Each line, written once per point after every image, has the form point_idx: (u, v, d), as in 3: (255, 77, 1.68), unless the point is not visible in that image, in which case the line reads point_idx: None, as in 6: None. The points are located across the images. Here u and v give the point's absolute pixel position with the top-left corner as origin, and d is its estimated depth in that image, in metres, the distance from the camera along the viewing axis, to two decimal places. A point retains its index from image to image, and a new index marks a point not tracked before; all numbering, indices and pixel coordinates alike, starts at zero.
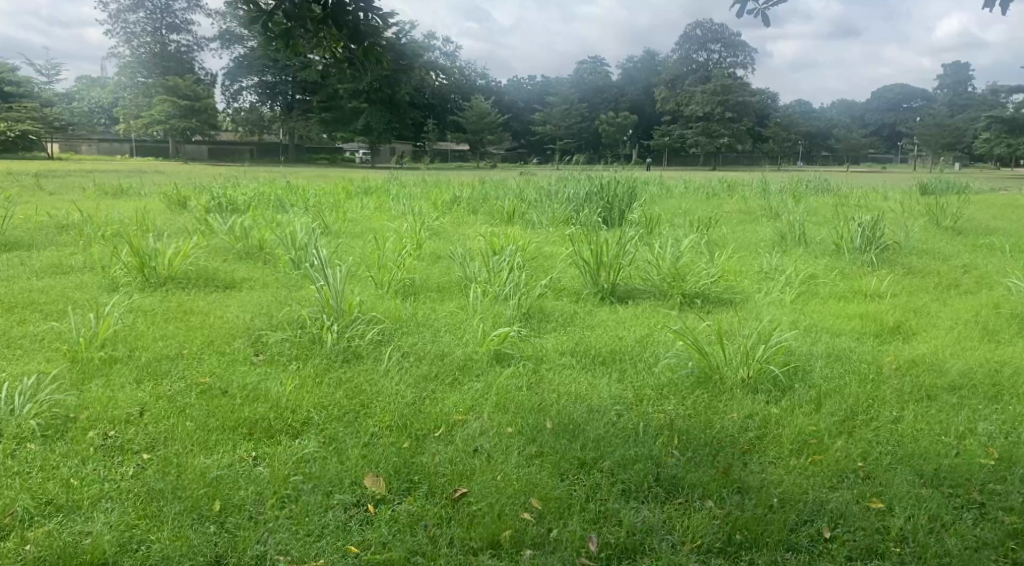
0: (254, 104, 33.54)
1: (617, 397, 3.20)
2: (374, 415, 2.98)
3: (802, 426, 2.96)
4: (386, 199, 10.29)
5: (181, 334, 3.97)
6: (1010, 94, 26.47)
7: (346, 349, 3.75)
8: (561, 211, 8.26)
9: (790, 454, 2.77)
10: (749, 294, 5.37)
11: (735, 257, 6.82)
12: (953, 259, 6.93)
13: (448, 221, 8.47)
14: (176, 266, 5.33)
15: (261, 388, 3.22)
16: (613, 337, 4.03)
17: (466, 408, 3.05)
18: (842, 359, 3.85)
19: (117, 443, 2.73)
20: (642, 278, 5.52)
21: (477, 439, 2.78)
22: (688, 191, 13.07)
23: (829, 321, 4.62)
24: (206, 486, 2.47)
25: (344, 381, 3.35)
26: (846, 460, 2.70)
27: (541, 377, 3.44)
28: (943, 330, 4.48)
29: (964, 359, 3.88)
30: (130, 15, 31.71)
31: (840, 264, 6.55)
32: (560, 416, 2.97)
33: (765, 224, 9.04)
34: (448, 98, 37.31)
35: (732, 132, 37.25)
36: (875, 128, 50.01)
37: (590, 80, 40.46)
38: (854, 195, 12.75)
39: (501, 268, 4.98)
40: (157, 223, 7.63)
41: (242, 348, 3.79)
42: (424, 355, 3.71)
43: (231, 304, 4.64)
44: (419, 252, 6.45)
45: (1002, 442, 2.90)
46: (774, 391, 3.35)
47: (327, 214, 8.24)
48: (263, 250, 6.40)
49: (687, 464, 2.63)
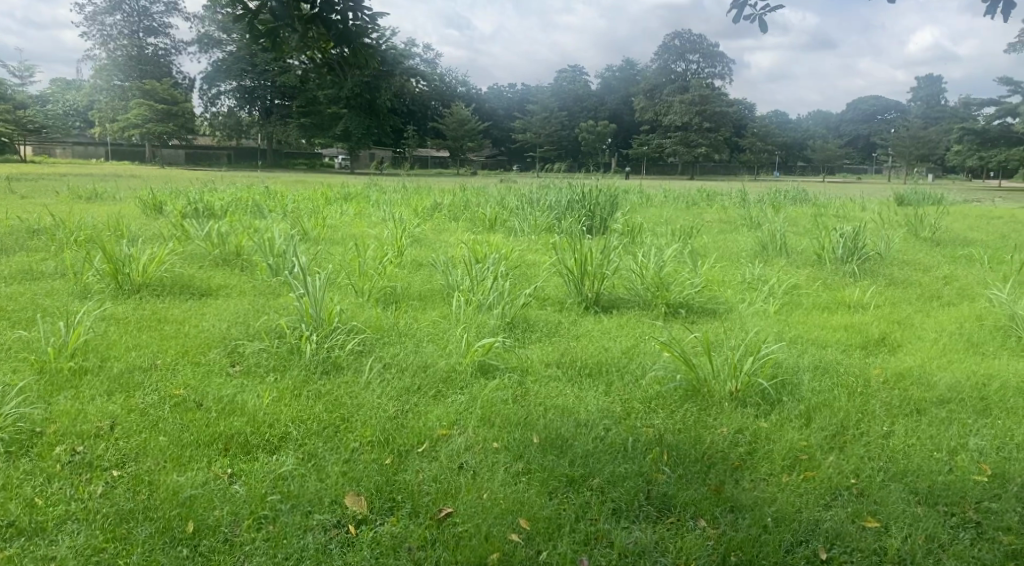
0: (231, 108, 33.29)
1: (605, 411, 3.13)
2: (354, 430, 2.88)
3: (793, 441, 2.90)
4: (366, 205, 10.18)
5: (155, 343, 3.85)
6: (981, 107, 26.85)
7: (326, 359, 3.65)
8: (543, 218, 8.22)
9: (781, 470, 2.71)
10: (734, 303, 5.33)
11: (717, 266, 6.80)
12: (933, 271, 6.96)
13: (429, 228, 8.41)
14: (151, 272, 5.20)
15: (237, 400, 3.11)
16: (598, 348, 3.96)
17: (450, 421, 2.97)
18: (829, 371, 3.81)
19: (85, 459, 2.61)
20: (625, 287, 5.46)
21: (462, 455, 2.70)
22: (668, 200, 13.08)
23: (815, 332, 4.59)
24: (179, 507, 2.36)
25: (323, 394, 3.25)
26: (840, 477, 2.65)
27: (527, 389, 3.37)
28: (928, 342, 4.46)
29: (952, 372, 3.86)
30: (107, 17, 31.35)
31: (822, 275, 6.55)
32: (547, 431, 2.89)
33: (746, 233, 9.05)
34: (428, 104, 37.26)
35: (710, 141, 37.07)
36: (850, 139, 50.65)
37: (570, 88, 40.59)
38: (832, 206, 12.83)
39: (484, 276, 4.91)
40: (132, 228, 7.48)
41: (217, 358, 3.68)
42: (406, 367, 3.62)
43: (207, 313, 4.52)
44: (400, 260, 6.35)
45: (994, 458, 2.86)
46: (763, 404, 3.29)
47: (306, 221, 8.13)
48: (241, 256, 6.28)
49: (678, 482, 2.56)
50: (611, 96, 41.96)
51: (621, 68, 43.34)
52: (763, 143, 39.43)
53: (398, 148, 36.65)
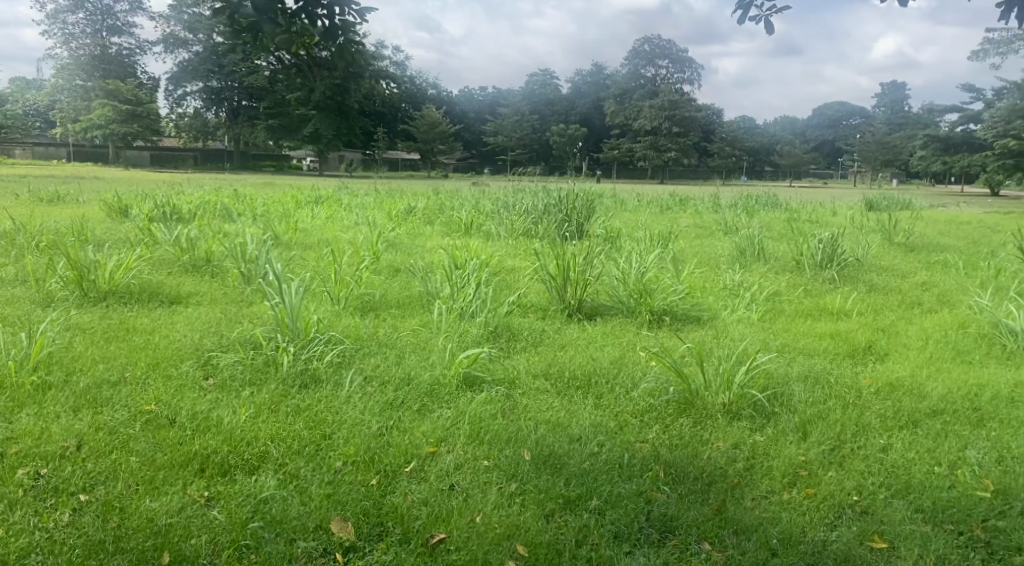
0: (198, 109, 32.79)
1: (598, 425, 3.03)
2: (337, 448, 2.74)
3: (793, 456, 2.82)
4: (337, 208, 9.99)
5: (124, 355, 3.67)
6: (945, 113, 27.34)
7: (303, 372, 3.51)
8: (520, 223, 8.14)
9: (782, 487, 2.63)
10: (717, 311, 5.26)
11: (697, 271, 6.75)
12: (910, 276, 6.97)
13: (404, 232, 8.26)
14: (117, 279, 5.00)
15: (212, 417, 2.96)
16: (586, 358, 3.86)
17: (437, 438, 2.85)
18: (820, 381, 3.75)
19: (50, 484, 2.44)
20: (608, 294, 5.37)
21: (453, 476, 2.58)
22: (642, 205, 13.03)
23: (801, 340, 4.53)
24: (153, 535, 2.21)
25: (302, 409, 3.11)
26: (842, 493, 2.58)
27: (515, 403, 3.25)
28: (914, 351, 4.43)
29: (942, 382, 3.82)
30: (70, 15, 30.67)
31: (802, 281, 6.53)
32: (540, 447, 2.78)
33: (722, 238, 9.05)
34: (399, 107, 37.01)
35: (680, 146, 37.04)
36: (817, 144, 51.37)
37: (541, 91, 40.58)
38: (804, 210, 12.92)
39: (465, 283, 4.77)
40: (96, 232, 7.26)
41: (189, 370, 3.51)
42: (389, 380, 3.48)
43: (178, 322, 4.35)
44: (376, 266, 6.20)
45: (995, 471, 2.81)
46: (757, 417, 3.21)
47: (278, 225, 7.94)
48: (211, 262, 6.08)
49: (678, 501, 2.47)
50: (582, 100, 42.05)
51: (591, 72, 43.51)
52: (731, 148, 39.74)
53: (367, 150, 36.33)
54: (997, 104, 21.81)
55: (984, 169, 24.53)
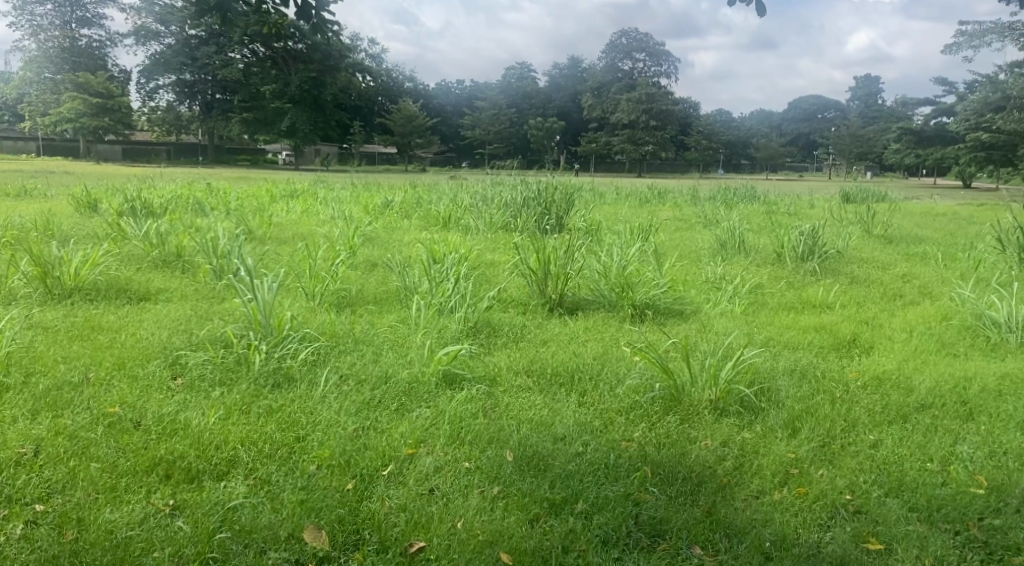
0: (171, 103, 32.29)
1: (583, 423, 2.94)
2: (311, 450, 2.63)
3: (782, 454, 2.75)
4: (313, 202, 9.82)
5: (88, 355, 3.52)
6: (918, 106, 27.59)
7: (276, 371, 3.38)
8: (499, 217, 8.02)
9: (772, 486, 2.56)
10: (700, 304, 5.19)
11: (678, 264, 6.69)
12: (891, 268, 6.94)
13: (381, 226, 8.12)
14: (84, 276, 4.84)
15: (180, 420, 2.82)
16: (568, 354, 3.76)
17: (416, 439, 2.74)
18: (806, 376, 3.69)
19: (4, 494, 2.30)
20: (589, 287, 5.28)
21: (432, 479, 2.48)
22: (620, 198, 12.96)
23: (786, 333, 4.47)
24: (112, 549, 2.08)
25: (274, 410, 2.99)
26: (833, 491, 2.51)
27: (496, 402, 3.14)
28: (899, 344, 4.38)
29: (928, 375, 3.77)
30: (37, 7, 30.02)
31: (783, 273, 6.48)
32: (522, 448, 2.69)
33: (702, 230, 8.99)
34: (375, 100, 36.67)
35: (658, 140, 37.08)
36: (792, 137, 51.63)
37: (518, 85, 40.00)
38: (782, 203, 12.92)
39: (445, 277, 4.66)
40: (64, 227, 7.05)
41: (157, 370, 3.36)
42: (366, 379, 3.36)
43: (146, 319, 4.20)
44: (352, 261, 6.06)
45: (988, 467, 2.75)
46: (745, 413, 3.13)
47: (251, 219, 7.76)
48: (182, 257, 5.91)
49: (667, 503, 2.39)
50: (559, 93, 41.91)
51: (569, 66, 43.46)
52: (708, 141, 39.83)
53: (343, 144, 35.95)
54: (970, 97, 21.98)
55: (957, 162, 24.79)
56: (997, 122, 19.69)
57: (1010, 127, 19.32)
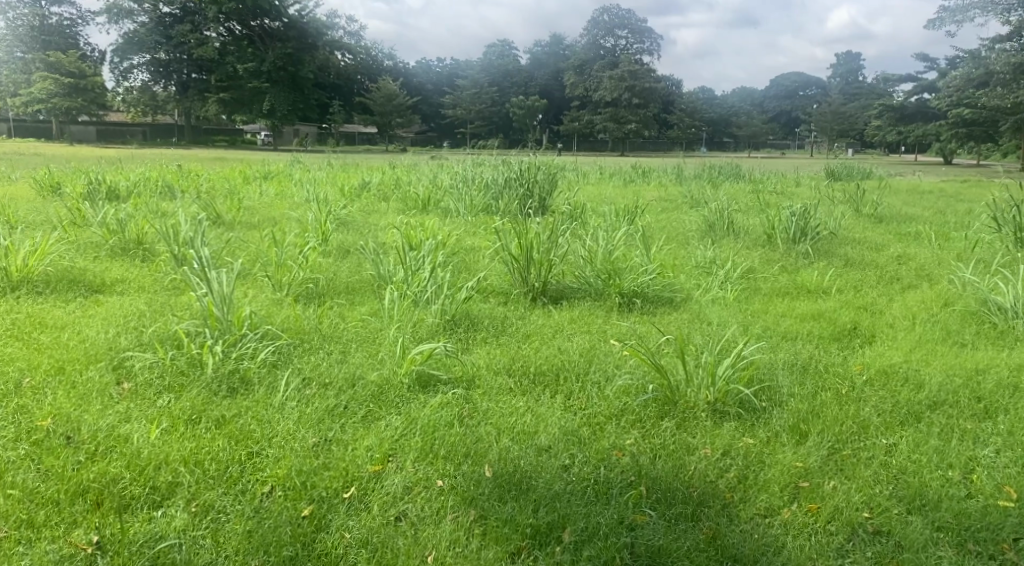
0: (146, 83, 30.77)
1: (570, 430, 2.66)
2: (264, 469, 2.35)
3: (790, 464, 2.49)
4: (287, 184, 9.44)
5: (23, 357, 3.19)
6: (899, 83, 27.44)
7: (231, 374, 3.06)
8: (479, 198, 7.71)
9: (780, 501, 2.31)
10: (690, 291, 4.91)
11: (666, 248, 6.41)
12: (884, 249, 6.70)
13: (357, 209, 7.78)
14: (32, 267, 4.47)
15: (118, 433, 2.51)
16: (552, 351, 3.46)
17: (383, 453, 2.46)
18: (808, 371, 3.42)
19: None
20: (574, 274, 5.00)
21: (400, 503, 2.22)
22: (605, 178, 12.63)
23: (783, 322, 4.20)
24: None
25: (226, 421, 2.68)
26: (850, 507, 2.27)
27: (474, 407, 2.86)
28: (902, 332, 4.13)
29: (937, 367, 3.52)
30: None
31: (775, 256, 6.23)
32: (501, 462, 2.41)
33: (688, 211, 8.71)
34: (354, 79, 36.02)
35: (641, 118, 36.70)
36: (774, 115, 51.34)
37: (500, 62, 38.81)
38: (769, 181, 12.66)
39: (420, 266, 4.35)
40: (20, 213, 6.64)
41: (98, 374, 3.03)
42: (331, 382, 3.05)
43: (96, 315, 3.86)
44: (323, 248, 5.72)
45: (1014, 473, 2.52)
46: (744, 416, 2.86)
47: (221, 203, 7.39)
48: (142, 245, 5.52)
49: (665, 528, 2.15)
50: (541, 71, 41.37)
51: (550, 43, 42.90)
52: (691, 119, 39.53)
53: (323, 124, 35.30)
54: (953, 72, 21.73)
55: (938, 139, 24.69)
56: (979, 99, 19.55)
57: (993, 104, 19.17)
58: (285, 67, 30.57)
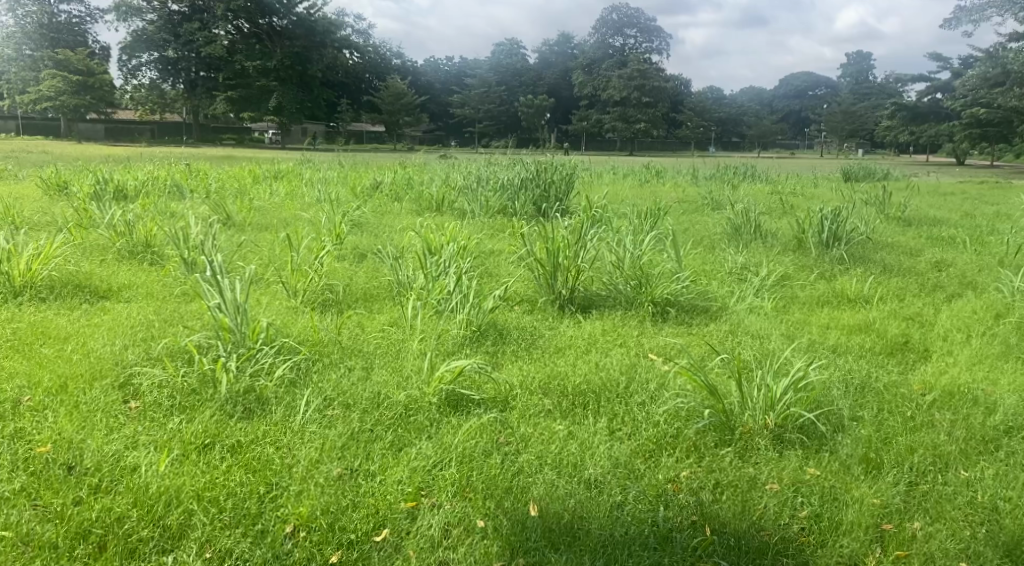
0: (154, 81, 30.55)
1: (620, 460, 2.41)
2: (285, 505, 2.12)
3: (869, 500, 2.25)
4: (297, 183, 9.21)
5: (20, 373, 2.94)
6: (913, 83, 27.08)
7: (246, 393, 2.81)
8: (495, 200, 7.44)
9: (863, 547, 2.09)
10: (726, 300, 4.65)
11: (693, 252, 6.15)
12: (920, 255, 6.42)
13: (370, 209, 7.53)
14: (35, 272, 4.24)
15: (124, 462, 2.28)
16: (590, 367, 3.21)
17: (417, 488, 2.22)
18: (868, 391, 3.16)
19: None
20: (602, 281, 4.74)
21: (440, 551, 2.00)
22: (619, 178, 12.36)
23: (830, 334, 3.94)
24: None
25: (240, 448, 2.43)
26: (942, 557, 2.06)
27: (512, 431, 2.60)
28: (959, 345, 3.87)
29: (1006, 387, 3.25)
30: None
31: (808, 262, 5.96)
32: (548, 500, 2.18)
33: (710, 213, 8.44)
34: (361, 77, 35.81)
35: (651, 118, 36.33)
36: (783, 114, 50.91)
37: (508, 62, 38.43)
38: (786, 182, 12.38)
39: (441, 272, 4.11)
40: (23, 213, 6.39)
41: (103, 393, 2.79)
42: (354, 403, 2.80)
43: (102, 324, 3.62)
44: (338, 251, 5.47)
45: None
46: (808, 444, 2.61)
47: (230, 204, 7.13)
48: (151, 248, 5.29)
49: None
50: (549, 70, 41.10)
51: (558, 42, 42.62)
52: (700, 118, 39.17)
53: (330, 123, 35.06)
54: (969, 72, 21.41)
55: (952, 139, 24.34)
56: (996, 100, 19.21)
57: (1011, 105, 18.82)
58: (292, 66, 30.40)
